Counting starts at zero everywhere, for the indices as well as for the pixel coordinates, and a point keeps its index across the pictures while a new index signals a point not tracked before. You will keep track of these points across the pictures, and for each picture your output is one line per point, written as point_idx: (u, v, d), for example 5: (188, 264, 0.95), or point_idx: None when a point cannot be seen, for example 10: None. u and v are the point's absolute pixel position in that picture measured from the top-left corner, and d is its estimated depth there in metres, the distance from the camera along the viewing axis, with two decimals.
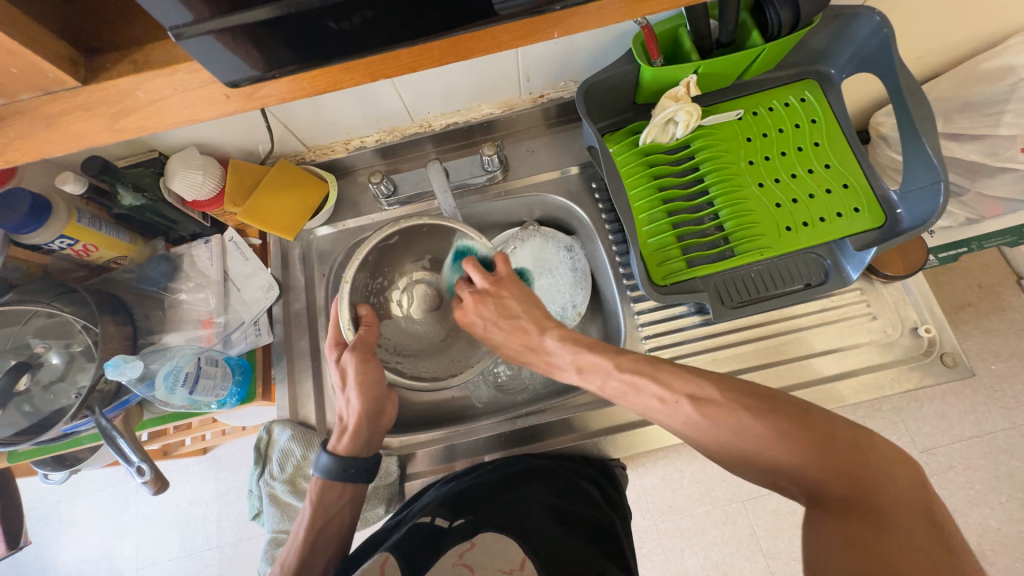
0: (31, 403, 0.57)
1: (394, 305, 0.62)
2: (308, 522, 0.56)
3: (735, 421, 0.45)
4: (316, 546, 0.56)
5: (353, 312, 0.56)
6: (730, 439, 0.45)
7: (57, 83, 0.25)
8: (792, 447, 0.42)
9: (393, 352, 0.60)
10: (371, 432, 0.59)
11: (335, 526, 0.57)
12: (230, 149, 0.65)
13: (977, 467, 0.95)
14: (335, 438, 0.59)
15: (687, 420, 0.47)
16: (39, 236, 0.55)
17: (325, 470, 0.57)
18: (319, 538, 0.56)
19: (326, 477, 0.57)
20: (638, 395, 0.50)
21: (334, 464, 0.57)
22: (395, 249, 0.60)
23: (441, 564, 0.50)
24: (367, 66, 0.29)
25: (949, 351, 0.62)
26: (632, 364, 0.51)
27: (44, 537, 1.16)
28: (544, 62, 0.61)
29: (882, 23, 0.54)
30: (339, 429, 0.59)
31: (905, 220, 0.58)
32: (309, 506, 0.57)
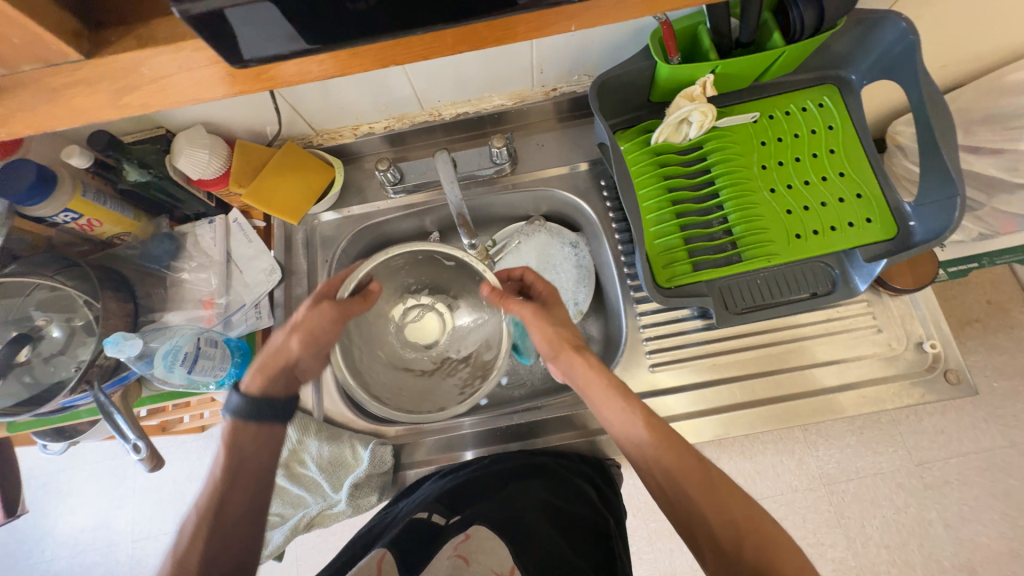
0: (32, 373, 0.57)
1: (398, 309, 0.65)
2: (221, 461, 0.51)
3: (727, 505, 0.46)
4: (232, 489, 0.50)
5: (366, 279, 0.59)
6: (713, 511, 0.46)
7: (60, 55, 0.25)
8: (766, 544, 0.44)
9: (360, 335, 0.60)
10: (280, 382, 0.56)
11: (252, 469, 0.52)
12: (238, 130, 0.64)
13: (973, 484, 0.94)
14: (248, 376, 0.55)
15: (688, 472, 0.48)
16: (44, 208, 0.55)
17: (235, 411, 0.53)
18: (236, 476, 0.51)
19: (236, 417, 0.53)
20: (658, 445, 0.49)
21: (247, 404, 0.53)
22: (438, 271, 0.64)
23: (435, 563, 0.49)
24: (381, 50, 0.28)
25: (953, 368, 0.62)
26: (655, 417, 0.51)
27: (43, 506, 1.18)
28: (557, 54, 0.60)
29: (908, 29, 0.52)
30: (255, 369, 0.55)
31: (918, 233, 0.57)
32: (220, 448, 0.51)
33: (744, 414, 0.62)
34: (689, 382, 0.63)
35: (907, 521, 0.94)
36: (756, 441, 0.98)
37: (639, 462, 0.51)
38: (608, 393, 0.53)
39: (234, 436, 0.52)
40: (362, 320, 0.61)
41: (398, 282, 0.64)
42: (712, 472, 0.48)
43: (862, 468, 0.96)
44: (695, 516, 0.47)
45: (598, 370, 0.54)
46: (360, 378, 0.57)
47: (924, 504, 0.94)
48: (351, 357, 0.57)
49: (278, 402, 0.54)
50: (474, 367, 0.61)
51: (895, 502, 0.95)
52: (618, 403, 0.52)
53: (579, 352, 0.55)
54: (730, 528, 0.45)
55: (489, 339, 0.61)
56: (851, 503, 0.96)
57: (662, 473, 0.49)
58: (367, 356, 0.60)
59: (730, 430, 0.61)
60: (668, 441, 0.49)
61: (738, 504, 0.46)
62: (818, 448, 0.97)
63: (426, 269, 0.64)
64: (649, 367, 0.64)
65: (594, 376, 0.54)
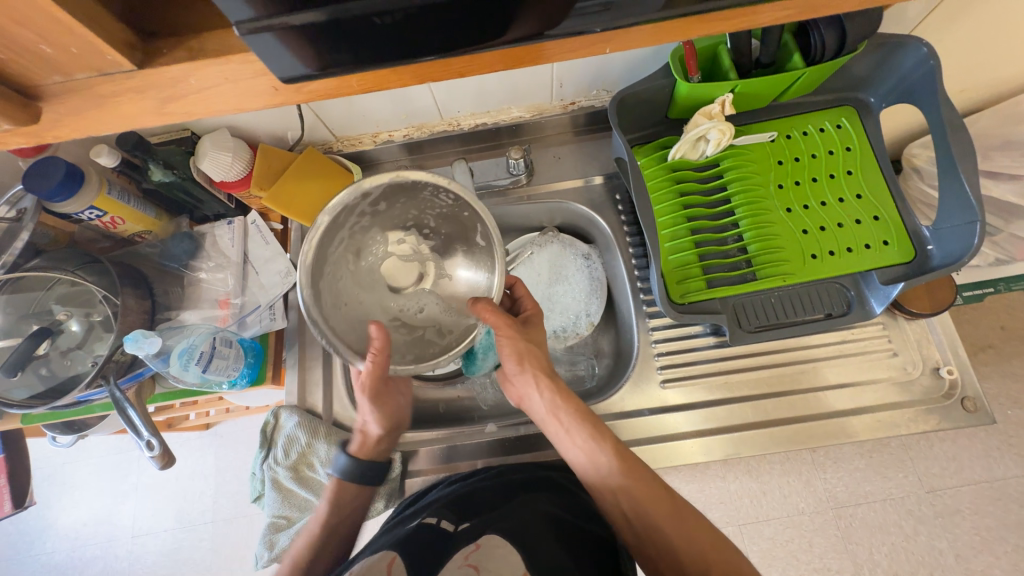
0: (48, 367, 0.58)
1: (388, 230, 0.53)
2: (324, 518, 0.55)
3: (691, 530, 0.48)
4: (326, 544, 0.55)
5: (391, 186, 0.48)
6: (684, 544, 0.48)
7: (113, 65, 0.26)
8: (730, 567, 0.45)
9: (348, 229, 0.49)
10: (382, 444, 0.59)
11: (348, 524, 0.57)
12: (261, 134, 0.66)
13: (986, 514, 0.92)
14: (356, 442, 0.59)
15: (653, 503, 0.50)
16: (70, 206, 0.56)
17: (342, 472, 0.56)
18: (331, 534, 0.55)
19: (343, 478, 0.56)
20: (630, 472, 0.51)
21: (353, 467, 0.57)
22: (453, 234, 0.53)
23: (448, 566, 0.49)
24: (418, 68, 0.28)
25: (971, 395, 0.61)
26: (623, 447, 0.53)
27: (46, 497, 1.18)
28: (578, 70, 0.61)
29: (929, 54, 0.52)
30: (359, 436, 0.58)
31: (935, 257, 0.57)
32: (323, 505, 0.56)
33: (756, 435, 0.61)
34: (699, 400, 0.63)
35: (917, 550, 0.92)
36: (763, 461, 0.97)
37: (605, 491, 0.52)
38: (574, 422, 0.54)
39: (336, 495, 0.57)
40: (359, 216, 0.49)
41: (408, 203, 0.51)
42: (677, 500, 0.51)
43: (870, 492, 0.94)
44: (666, 547, 0.48)
45: (568, 400, 0.55)
46: (315, 264, 0.45)
47: (934, 532, 0.92)
48: (326, 241, 0.46)
49: (376, 468, 0.57)
50: (420, 337, 0.51)
51: (904, 529, 0.93)
52: (584, 430, 0.53)
53: (550, 380, 0.55)
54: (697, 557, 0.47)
55: (445, 324, 0.51)
56: (859, 528, 0.94)
57: (628, 502, 0.51)
58: (344, 251, 0.49)
59: (741, 450, 0.61)
60: (634, 470, 0.51)
61: (703, 531, 0.49)
62: (826, 471, 0.95)
63: (443, 211, 0.51)
64: (660, 382, 0.64)
65: (560, 405, 0.55)
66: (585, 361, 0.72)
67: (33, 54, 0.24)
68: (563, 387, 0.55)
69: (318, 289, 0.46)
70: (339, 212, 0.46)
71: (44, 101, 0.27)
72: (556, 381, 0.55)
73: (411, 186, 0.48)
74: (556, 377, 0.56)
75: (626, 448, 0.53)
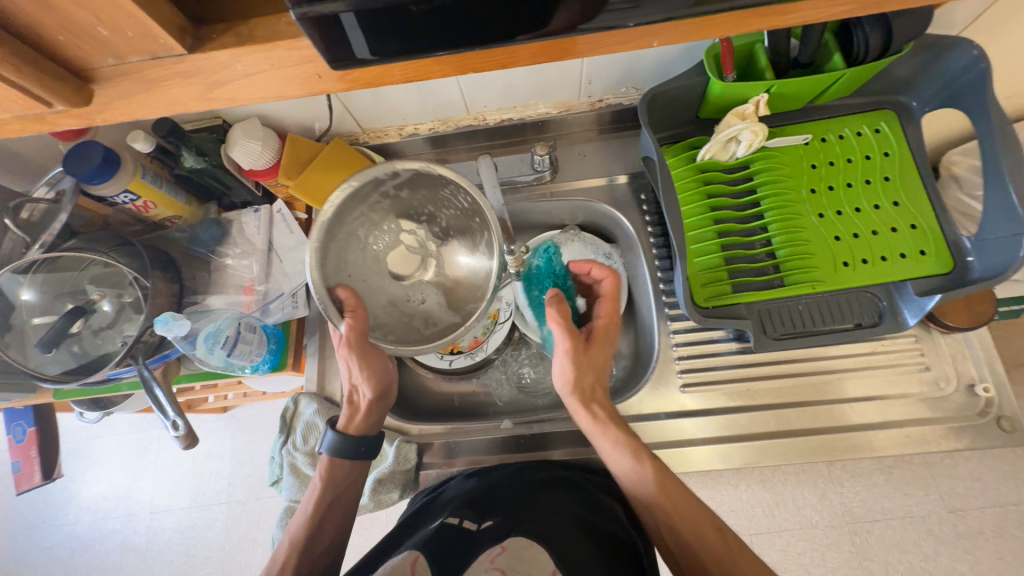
0: (81, 344, 0.60)
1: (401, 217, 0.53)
2: (319, 496, 0.54)
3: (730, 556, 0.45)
4: (324, 521, 0.55)
5: (419, 174, 0.48)
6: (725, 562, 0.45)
7: (165, 49, 0.26)
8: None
9: (367, 205, 0.49)
10: (373, 417, 0.58)
11: (343, 501, 0.56)
12: (290, 124, 0.67)
13: (1012, 538, 0.89)
14: (345, 416, 0.58)
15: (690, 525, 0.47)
16: (106, 189, 0.58)
17: (334, 449, 0.55)
18: (330, 509, 0.55)
19: (336, 455, 0.55)
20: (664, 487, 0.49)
21: (342, 442, 0.56)
22: (460, 232, 0.53)
23: (474, 568, 0.48)
24: (460, 59, 0.28)
25: (1008, 415, 0.58)
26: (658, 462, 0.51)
27: (71, 470, 1.23)
28: (608, 66, 0.60)
29: (979, 57, 0.50)
30: (349, 408, 0.57)
31: (977, 269, 0.55)
32: (318, 482, 0.55)
33: (777, 444, 0.59)
34: (720, 406, 0.62)
35: (936, 571, 0.90)
36: (777, 472, 0.95)
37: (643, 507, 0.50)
38: (616, 441, 0.51)
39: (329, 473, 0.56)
40: (382, 196, 0.50)
41: (430, 193, 0.51)
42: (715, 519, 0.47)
43: (889, 509, 0.92)
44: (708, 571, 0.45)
45: (615, 420, 0.53)
46: (328, 229, 0.46)
47: (955, 553, 0.89)
48: (345, 211, 0.47)
49: (369, 443, 0.56)
50: (408, 323, 0.51)
51: (923, 549, 0.90)
52: (623, 447, 0.51)
53: (603, 399, 0.54)
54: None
55: (433, 318, 0.51)
56: (875, 545, 0.91)
57: (662, 519, 0.48)
58: (359, 226, 0.50)
59: (761, 459, 0.59)
60: (671, 490, 0.49)
61: (743, 555, 0.45)
62: (843, 485, 0.93)
63: (459, 209, 0.51)
64: (679, 387, 0.63)
65: (609, 425, 0.52)
66: None
67: (90, 36, 0.25)
68: (613, 411, 0.54)
69: (325, 254, 0.47)
70: (365, 184, 0.47)
71: (96, 83, 0.27)
72: (607, 403, 0.54)
73: (437, 179, 0.48)
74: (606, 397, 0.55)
75: (662, 465, 0.51)
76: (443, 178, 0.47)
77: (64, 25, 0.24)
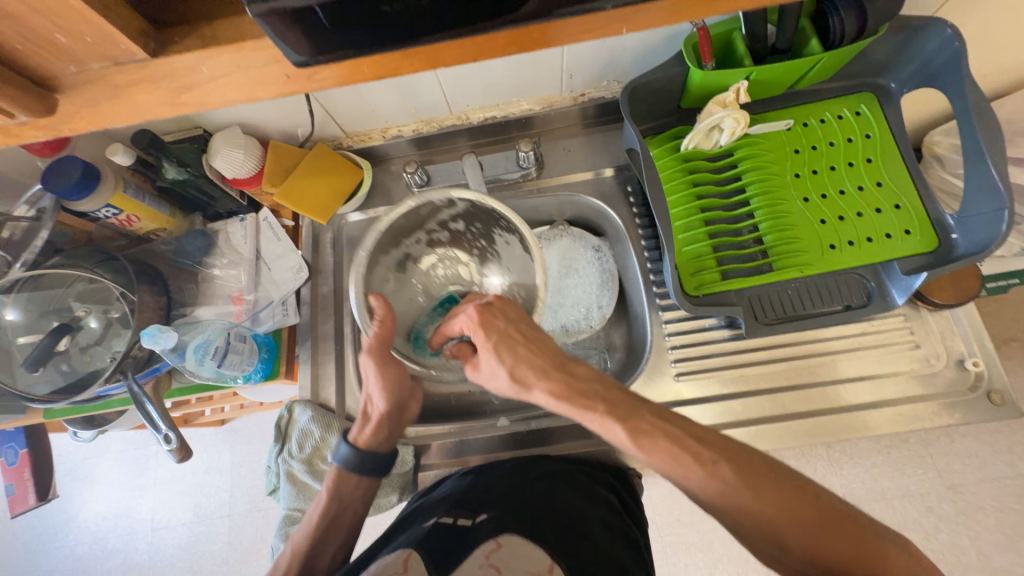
0: (69, 363, 0.59)
1: (456, 247, 0.64)
2: (324, 507, 0.55)
3: (778, 495, 0.41)
4: (328, 534, 0.55)
5: (471, 205, 0.57)
6: (764, 510, 0.41)
7: (126, 54, 0.26)
8: (836, 533, 0.39)
9: (428, 232, 0.61)
10: (385, 435, 0.57)
11: (348, 516, 0.56)
12: (272, 130, 0.66)
13: (1009, 511, 0.89)
14: (357, 428, 0.57)
15: (716, 484, 0.42)
16: (85, 205, 0.57)
17: (343, 461, 0.56)
18: (334, 524, 0.55)
19: (344, 468, 0.56)
20: (668, 444, 0.44)
21: (353, 455, 0.56)
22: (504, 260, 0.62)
23: (468, 564, 0.47)
24: (431, 52, 0.28)
25: (998, 388, 0.59)
26: (657, 415, 0.46)
27: (69, 490, 1.21)
28: (588, 59, 0.60)
29: (953, 36, 0.50)
30: (361, 419, 0.57)
31: (961, 246, 0.55)
32: (325, 492, 0.56)
33: (772, 428, 0.60)
34: (714, 394, 0.62)
35: (937, 548, 0.90)
36: (777, 458, 0.96)
37: (705, 497, 0.43)
38: (583, 413, 0.46)
39: (337, 484, 0.56)
40: (440, 222, 0.61)
41: (484, 227, 0.61)
42: (744, 463, 0.43)
43: (889, 489, 0.93)
44: (774, 533, 0.41)
45: (577, 387, 0.47)
46: (387, 244, 0.58)
47: (955, 530, 0.90)
48: (407, 229, 0.59)
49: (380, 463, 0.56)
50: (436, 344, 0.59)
51: (923, 527, 0.91)
52: (592, 418, 0.46)
53: (546, 373, 0.48)
54: (793, 528, 0.40)
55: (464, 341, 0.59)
56: None
57: (712, 503, 0.43)
58: (416, 248, 0.62)
59: (757, 445, 0.60)
60: (671, 454, 0.43)
61: (792, 495, 0.41)
62: (842, 467, 0.94)
63: (507, 242, 0.60)
64: (673, 376, 0.63)
65: (568, 394, 0.46)
66: (597, 355, 0.71)
67: (49, 43, 0.24)
68: (575, 380, 0.48)
69: (375, 262, 0.57)
70: (424, 211, 0.58)
71: (60, 92, 0.27)
72: (558, 376, 0.48)
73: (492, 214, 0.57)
74: (556, 367, 0.48)
75: (649, 420, 0.45)
76: (494, 212, 0.56)
77: (20, 32, 0.24)
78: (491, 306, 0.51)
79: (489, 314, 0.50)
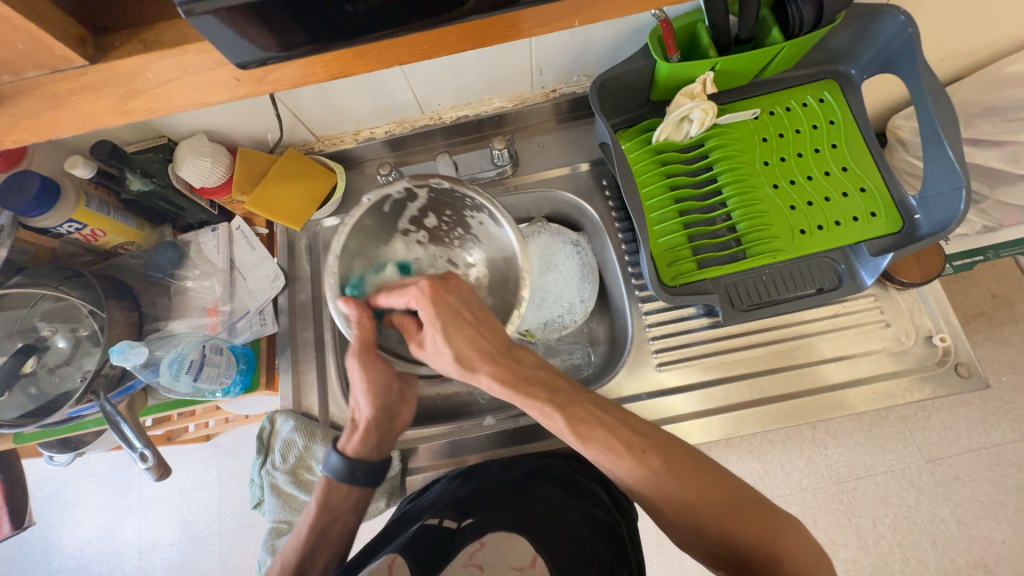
0: (37, 385, 0.57)
1: (438, 242, 0.63)
2: (312, 520, 0.55)
3: (700, 485, 0.43)
4: (316, 547, 0.55)
5: (434, 191, 0.57)
6: (687, 499, 0.43)
7: (65, 61, 0.25)
8: (744, 519, 0.42)
9: (404, 233, 0.61)
10: (376, 441, 0.57)
11: (338, 528, 0.56)
12: (240, 138, 0.65)
13: (985, 480, 0.93)
14: (345, 436, 0.57)
15: (645, 472, 0.44)
16: (48, 220, 0.55)
17: (334, 471, 0.56)
18: (323, 536, 0.55)
19: (334, 477, 0.56)
20: (605, 433, 0.45)
21: (344, 465, 0.56)
22: (486, 244, 0.60)
23: (451, 566, 0.48)
24: (385, 52, 0.28)
25: (964, 361, 0.61)
26: (598, 401, 0.47)
27: (49, 518, 1.17)
28: (556, 55, 0.60)
29: (907, 22, 0.52)
30: (350, 427, 0.56)
31: (923, 226, 0.57)
32: (315, 504, 0.55)
33: (754, 412, 0.61)
34: (696, 381, 0.63)
35: (920, 520, 0.93)
36: (763, 441, 0.98)
37: (634, 483, 0.44)
38: (524, 400, 0.47)
39: (328, 495, 0.56)
40: (409, 216, 0.60)
41: (454, 215, 0.60)
42: (674, 455, 0.45)
43: (872, 465, 0.95)
44: (691, 519, 0.43)
45: (521, 375, 0.48)
46: (361, 248, 0.57)
47: (935, 501, 0.93)
48: (375, 224, 0.58)
49: (373, 469, 0.56)
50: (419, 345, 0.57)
51: (905, 500, 0.93)
52: (534, 404, 0.47)
53: (492, 359, 0.48)
54: (712, 516, 0.43)
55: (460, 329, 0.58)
56: (862, 502, 0.94)
57: (647, 498, 0.44)
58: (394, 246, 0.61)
59: (739, 428, 0.61)
60: (607, 443, 0.44)
61: (714, 483, 0.44)
62: (827, 447, 0.97)
63: (479, 224, 0.59)
64: (656, 366, 0.63)
65: (513, 381, 0.47)
66: (581, 349, 0.72)
67: None
68: (520, 367, 0.49)
69: (350, 266, 0.56)
70: (390, 206, 0.57)
71: None
72: (504, 362, 0.48)
73: (458, 196, 0.56)
74: (504, 354, 0.49)
75: (589, 409, 0.46)
76: (456, 195, 0.56)
77: None
78: (443, 282, 0.50)
79: (439, 292, 0.49)
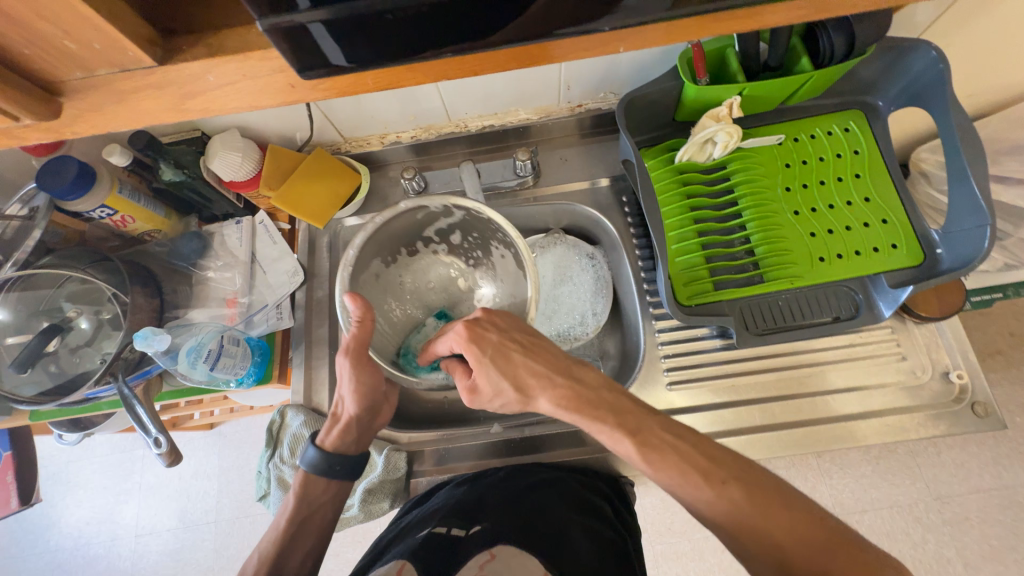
0: (57, 364, 0.58)
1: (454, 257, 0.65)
2: (290, 512, 0.54)
3: (782, 516, 0.41)
4: (294, 539, 0.54)
5: (467, 214, 0.57)
6: (769, 530, 0.41)
7: (133, 61, 0.27)
8: (837, 557, 0.39)
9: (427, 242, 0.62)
10: (353, 437, 0.58)
11: (317, 523, 0.56)
12: (271, 135, 0.67)
13: (995, 522, 0.91)
14: (325, 429, 0.57)
15: (724, 503, 0.42)
16: (81, 205, 0.57)
17: (311, 465, 0.56)
18: (301, 529, 0.55)
19: (311, 471, 0.56)
20: (672, 461, 0.44)
21: (320, 457, 0.56)
22: (500, 267, 0.62)
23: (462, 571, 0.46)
24: (431, 65, 0.29)
25: (981, 401, 0.60)
26: (667, 426, 0.47)
27: (50, 495, 1.19)
28: (585, 72, 0.61)
29: (938, 58, 0.52)
30: (330, 421, 0.57)
31: (946, 260, 0.56)
32: (293, 495, 0.55)
33: (763, 438, 0.60)
34: (706, 403, 0.62)
35: (924, 559, 0.91)
36: (768, 467, 0.97)
37: (713, 517, 0.43)
38: (590, 424, 0.47)
39: (306, 487, 0.56)
40: (436, 228, 0.61)
41: (481, 238, 0.61)
42: (752, 483, 0.43)
43: (878, 499, 0.94)
44: (776, 552, 0.40)
45: (580, 396, 0.48)
46: (380, 248, 0.58)
47: (942, 540, 0.91)
48: (400, 229, 0.59)
49: (352, 462, 0.56)
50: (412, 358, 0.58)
51: (911, 537, 0.91)
52: (601, 429, 0.47)
53: (550, 382, 0.49)
54: (807, 555, 0.39)
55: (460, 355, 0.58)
56: (866, 535, 0.92)
57: (731, 533, 0.42)
58: (413, 255, 0.63)
59: (748, 453, 0.60)
60: (678, 469, 0.44)
61: (803, 520, 0.41)
62: (832, 477, 0.95)
63: (502, 255, 0.60)
64: (666, 385, 0.63)
65: (569, 403, 0.48)
66: (591, 362, 0.72)
67: (58, 50, 0.25)
68: (582, 388, 0.49)
69: (368, 268, 0.57)
70: (421, 216, 0.58)
71: (65, 97, 0.28)
72: (562, 384, 0.49)
73: (487, 224, 0.57)
74: (560, 375, 0.49)
75: (660, 436, 0.46)
76: (489, 223, 0.56)
77: (29, 39, 0.24)
78: (480, 321, 0.51)
79: (477, 332, 0.50)
